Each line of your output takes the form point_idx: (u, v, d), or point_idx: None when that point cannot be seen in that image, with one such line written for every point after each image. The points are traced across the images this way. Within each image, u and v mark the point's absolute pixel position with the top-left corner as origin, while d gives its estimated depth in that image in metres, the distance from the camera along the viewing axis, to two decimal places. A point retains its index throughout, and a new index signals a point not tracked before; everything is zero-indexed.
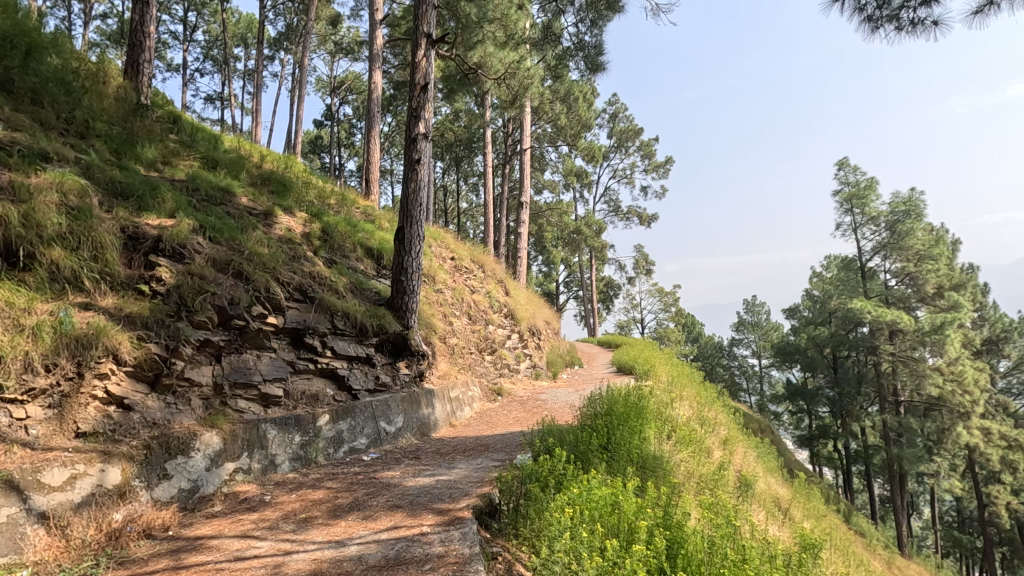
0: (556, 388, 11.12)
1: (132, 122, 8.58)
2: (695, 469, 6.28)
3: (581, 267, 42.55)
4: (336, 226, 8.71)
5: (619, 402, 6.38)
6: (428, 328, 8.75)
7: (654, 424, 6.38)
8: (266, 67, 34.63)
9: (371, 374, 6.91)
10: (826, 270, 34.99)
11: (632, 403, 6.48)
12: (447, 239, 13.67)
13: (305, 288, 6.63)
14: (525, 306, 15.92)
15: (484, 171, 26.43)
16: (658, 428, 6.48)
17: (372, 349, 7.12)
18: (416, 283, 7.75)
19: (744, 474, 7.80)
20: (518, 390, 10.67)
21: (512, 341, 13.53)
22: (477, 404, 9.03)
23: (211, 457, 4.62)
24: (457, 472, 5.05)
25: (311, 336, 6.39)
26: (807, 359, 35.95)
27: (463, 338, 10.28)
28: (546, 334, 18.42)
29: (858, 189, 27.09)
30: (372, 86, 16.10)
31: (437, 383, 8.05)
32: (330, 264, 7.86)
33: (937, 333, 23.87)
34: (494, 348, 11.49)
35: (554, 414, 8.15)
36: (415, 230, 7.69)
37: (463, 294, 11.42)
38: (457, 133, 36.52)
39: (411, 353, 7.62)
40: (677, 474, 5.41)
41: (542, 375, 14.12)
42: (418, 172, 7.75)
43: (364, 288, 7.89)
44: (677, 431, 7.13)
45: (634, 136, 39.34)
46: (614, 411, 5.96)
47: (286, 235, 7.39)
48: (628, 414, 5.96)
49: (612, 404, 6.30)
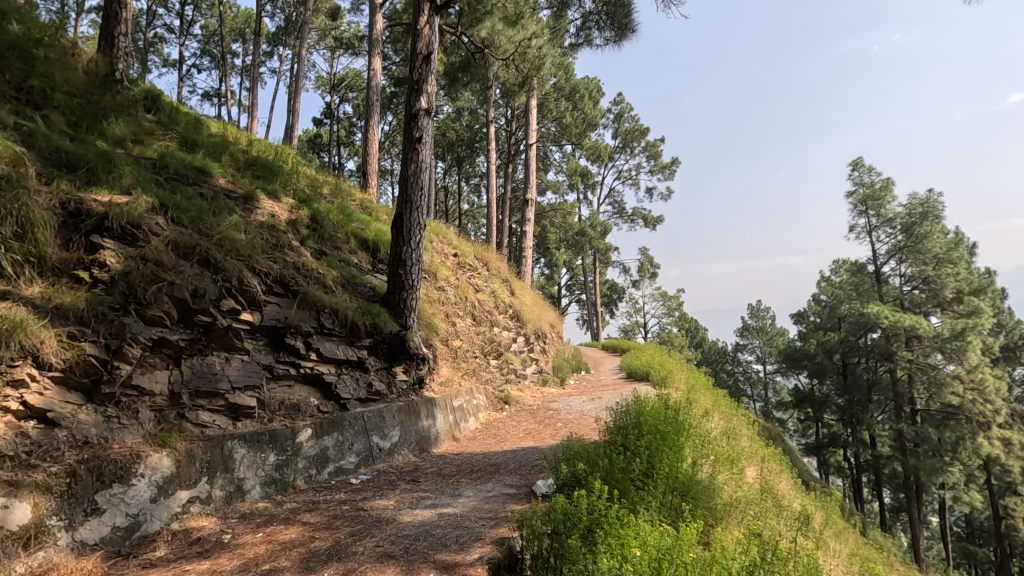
0: (567, 396, 10.21)
1: (101, 97, 7.66)
2: (740, 495, 5.38)
3: (584, 270, 41.64)
4: (328, 214, 7.82)
5: (652, 413, 5.47)
6: (429, 329, 7.86)
7: (692, 441, 5.45)
8: (264, 63, 33.80)
9: (363, 381, 6.00)
10: (835, 275, 34.12)
11: (668, 414, 5.55)
12: (449, 234, 12.80)
13: (286, 280, 5.72)
14: (531, 307, 14.99)
15: (487, 169, 25.64)
16: (696, 445, 5.56)
17: (365, 352, 6.21)
18: (416, 277, 6.84)
19: (784, 496, 6.91)
20: (526, 398, 9.75)
21: (518, 345, 12.62)
22: (482, 414, 8.12)
23: (158, 484, 3.72)
24: (464, 504, 4.13)
25: (293, 336, 5.49)
26: (816, 366, 35.04)
27: (467, 340, 9.39)
28: (551, 337, 17.49)
29: (873, 189, 26.28)
30: (372, 74, 15.22)
31: (438, 391, 7.13)
32: (319, 255, 6.96)
33: (958, 339, 23.06)
34: (500, 352, 10.59)
35: (570, 429, 7.23)
36: (415, 218, 6.79)
37: (467, 292, 10.53)
38: (460, 132, 35.69)
39: (409, 356, 6.71)
40: (727, 504, 4.53)
41: (549, 382, 13.21)
42: (419, 152, 6.86)
43: (357, 283, 6.99)
44: (714, 447, 6.22)
45: (639, 136, 38.52)
46: (650, 423, 5.04)
47: (268, 222, 6.49)
48: (667, 427, 5.04)
49: (644, 415, 5.38)
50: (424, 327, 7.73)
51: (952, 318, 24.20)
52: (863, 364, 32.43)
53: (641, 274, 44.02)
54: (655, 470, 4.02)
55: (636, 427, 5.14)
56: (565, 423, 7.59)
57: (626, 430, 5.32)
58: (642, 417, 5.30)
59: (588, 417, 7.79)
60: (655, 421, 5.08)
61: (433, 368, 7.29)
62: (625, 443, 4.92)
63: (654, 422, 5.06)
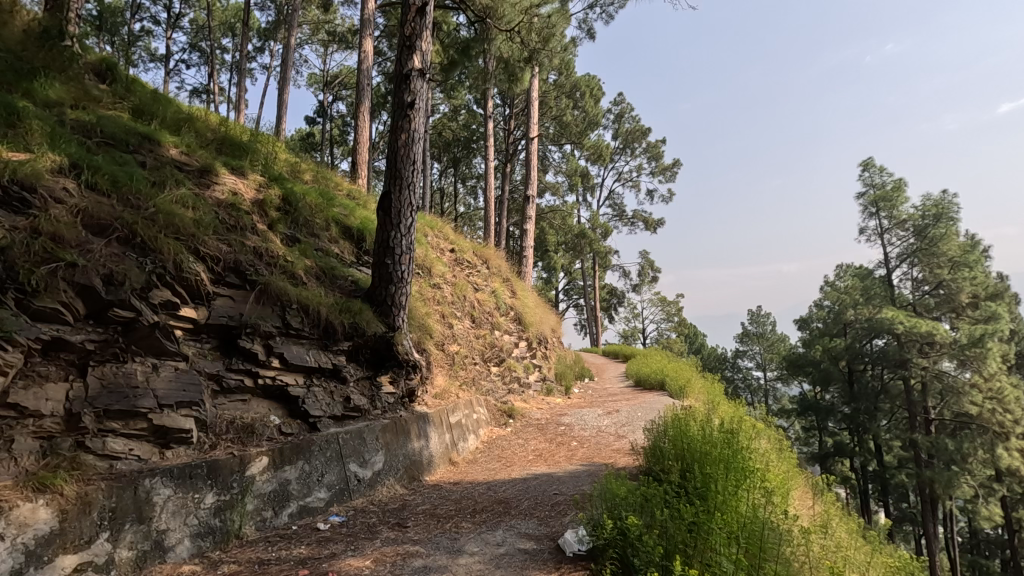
0: (578, 408, 9.07)
1: (39, 57, 6.51)
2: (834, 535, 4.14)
3: (583, 274, 40.53)
4: (306, 197, 6.70)
5: (712, 433, 4.30)
6: (423, 332, 6.76)
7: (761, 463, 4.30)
8: (254, 59, 32.64)
9: (338, 395, 4.85)
10: (839, 279, 33.17)
11: (731, 432, 4.39)
12: (446, 229, 11.69)
13: (242, 268, 4.59)
14: (533, 310, 13.88)
15: (485, 168, 24.51)
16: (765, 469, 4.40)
17: (342, 359, 5.08)
18: (405, 269, 5.73)
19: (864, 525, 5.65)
20: (532, 410, 8.62)
21: (520, 350, 11.51)
22: (483, 430, 7.00)
23: (27, 550, 2.56)
24: (466, 569, 3.00)
25: (249, 338, 4.36)
26: (821, 373, 33.67)
27: (466, 345, 8.28)
28: (553, 343, 16.34)
29: (885, 190, 25.42)
30: (362, 57, 14.13)
31: (432, 405, 5.99)
32: (291, 243, 5.84)
33: (977, 346, 22.23)
34: (502, 358, 9.46)
35: (588, 451, 6.13)
36: (406, 197, 5.70)
37: (465, 291, 9.40)
38: (456, 131, 34.61)
39: (397, 363, 5.57)
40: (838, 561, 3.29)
41: (554, 391, 12.05)
42: (411, 120, 5.78)
43: (336, 275, 5.85)
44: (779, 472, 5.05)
45: (640, 137, 37.53)
46: (714, 450, 3.90)
47: (228, 200, 5.34)
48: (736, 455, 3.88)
49: (701, 437, 4.22)
50: (418, 328, 6.62)
51: (969, 324, 23.32)
52: (871, 372, 31.29)
53: (640, 278, 42.96)
54: (731, 519, 2.89)
55: (695, 456, 3.99)
56: (579, 443, 6.50)
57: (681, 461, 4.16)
58: (700, 441, 4.14)
59: (606, 436, 6.70)
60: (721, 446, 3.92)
61: (426, 379, 6.18)
62: (684, 481, 3.75)
63: (719, 447, 3.91)
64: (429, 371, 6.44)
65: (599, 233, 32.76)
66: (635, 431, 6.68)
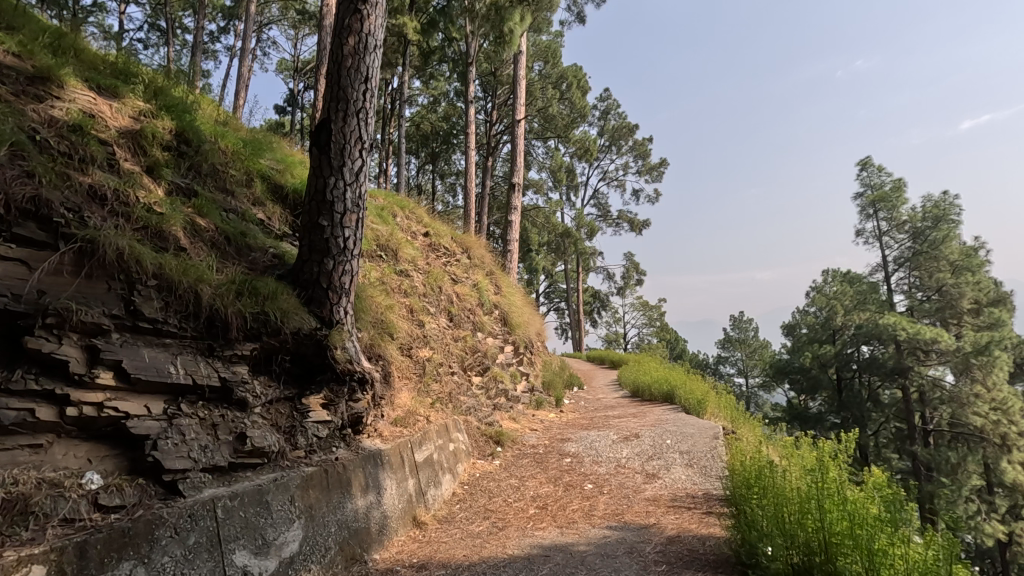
0: (580, 429, 7.26)
1: None
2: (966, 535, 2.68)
3: (565, 277, 38.83)
4: (218, 142, 4.75)
5: (830, 483, 2.70)
6: (381, 331, 4.90)
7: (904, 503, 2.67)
8: (217, 38, 30.05)
9: (229, 429, 2.94)
10: (828, 284, 32.07)
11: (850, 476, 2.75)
12: (419, 211, 9.79)
13: (54, 213, 2.67)
14: (520, 310, 12.10)
15: (464, 158, 22.64)
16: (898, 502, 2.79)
17: (241, 370, 3.17)
18: (351, 236, 3.85)
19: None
20: (524, 433, 6.80)
21: (505, 356, 9.70)
22: (463, 466, 5.16)
23: None
24: None
25: (54, 333, 2.44)
26: (809, 380, 32.06)
27: (441, 349, 6.43)
28: (538, 347, 14.54)
29: (884, 191, 24.39)
30: (326, 12, 12.17)
31: (389, 436, 4.12)
32: (182, 197, 3.95)
33: (983, 354, 21.34)
34: (486, 366, 7.62)
35: (612, 500, 4.36)
36: (352, 130, 3.86)
37: (441, 281, 7.52)
38: (434, 123, 32.66)
39: (335, 376, 3.71)
40: None
41: (544, 404, 10.26)
42: (363, 21, 3.94)
43: (245, 247, 3.95)
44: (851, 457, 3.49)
45: (627, 134, 36.03)
46: (868, 533, 2.28)
47: (75, 121, 3.43)
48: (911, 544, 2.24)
49: (819, 504, 2.62)
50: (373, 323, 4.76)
51: (972, 331, 22.39)
52: (862, 379, 30.04)
53: (625, 282, 41.42)
54: None
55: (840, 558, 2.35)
56: (596, 487, 4.73)
57: (813, 557, 2.52)
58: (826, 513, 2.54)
59: (631, 475, 4.93)
60: (878, 521, 2.30)
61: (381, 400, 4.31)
62: None
63: (873, 521, 2.31)
64: (386, 385, 4.58)
65: (583, 232, 31.14)
66: (669, 468, 4.92)
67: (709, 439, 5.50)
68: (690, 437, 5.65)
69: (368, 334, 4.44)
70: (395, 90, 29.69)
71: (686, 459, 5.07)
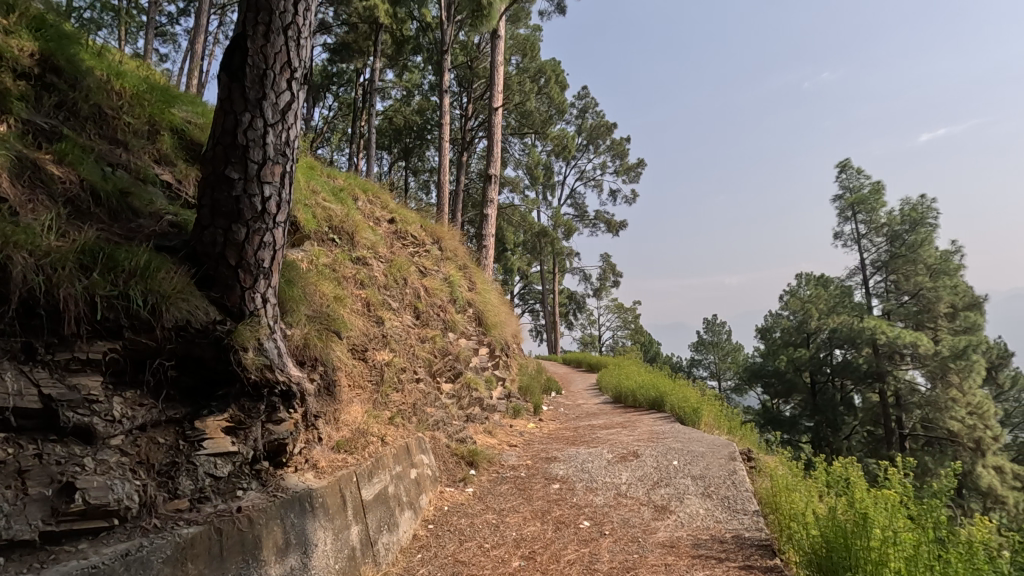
0: (565, 445, 6.29)
1: None
2: None
3: (540, 278, 37.92)
4: (112, 81, 3.66)
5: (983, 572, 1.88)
6: (324, 329, 3.85)
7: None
8: (175, 21, 28.17)
9: (52, 478, 1.88)
10: (803, 288, 31.91)
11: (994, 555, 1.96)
12: (385, 196, 8.70)
13: None
14: (495, 310, 11.10)
15: (437, 150, 21.52)
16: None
17: (85, 385, 2.10)
18: (271, 195, 2.77)
19: None
20: (502, 449, 5.80)
21: (479, 360, 8.70)
22: (428, 497, 4.13)
23: None
24: None
25: None
26: (784, 384, 31.76)
27: (404, 351, 5.39)
28: (514, 349, 13.54)
29: (862, 194, 24.32)
30: None
31: (327, 468, 3.06)
32: (40, 140, 2.87)
33: (960, 359, 21.23)
34: (458, 371, 6.60)
35: (618, 547, 3.40)
36: (275, 46, 2.78)
37: (407, 272, 6.47)
38: (407, 116, 31.43)
39: (246, 390, 2.65)
40: None
41: (521, 413, 9.31)
42: None
43: (122, 211, 2.86)
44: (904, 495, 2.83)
45: (605, 133, 35.32)
46: None
47: None
48: None
49: None
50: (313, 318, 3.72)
51: (950, 335, 22.32)
52: (836, 383, 29.89)
53: (600, 283, 40.70)
54: None
55: None
56: (596, 525, 3.76)
57: None
58: None
59: (636, 508, 3.99)
60: None
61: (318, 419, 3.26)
62: None
63: None
64: (327, 397, 3.53)
65: (560, 232, 30.30)
66: (682, 499, 4.00)
67: (724, 460, 4.61)
68: (701, 457, 4.75)
69: (303, 331, 3.38)
70: (367, 81, 28.34)
71: (702, 487, 4.15)
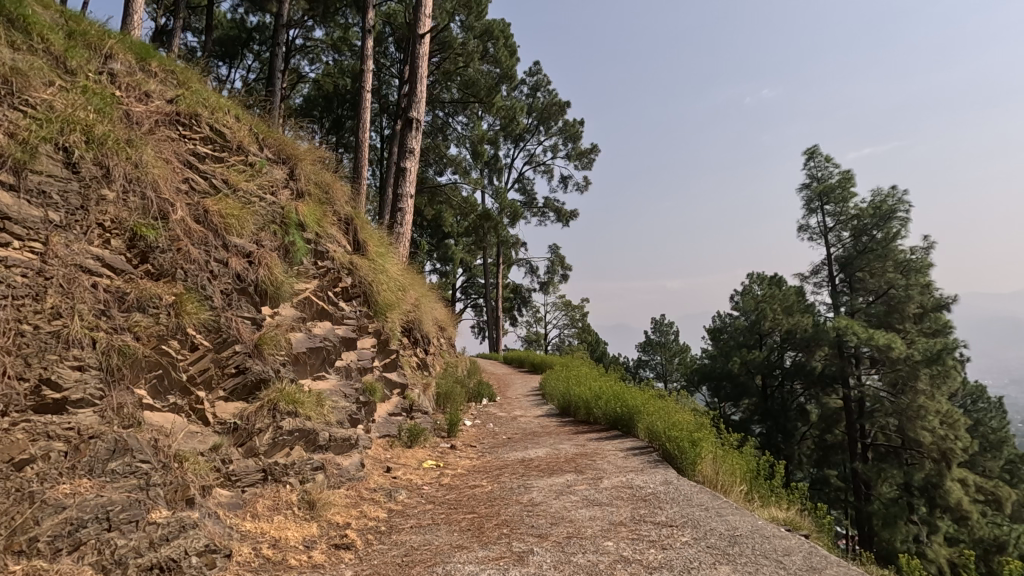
0: (463, 533, 2.97)
1: None
2: None
3: (484, 272, 34.56)
4: None
5: None
6: None
7: None
8: None
9: None
10: (756, 287, 30.09)
11: None
12: (190, 76, 5.08)
13: None
14: (399, 285, 7.73)
15: (360, 104, 17.72)
16: None
17: None
18: None
19: None
20: (304, 566, 2.42)
21: (349, 356, 5.32)
22: None
23: None
24: None
25: None
26: (734, 387, 29.10)
27: (0, 326, 2.00)
28: (436, 344, 10.22)
29: (831, 184, 22.47)
30: None
31: None
32: None
33: (934, 364, 19.51)
34: (245, 377, 3.19)
35: None
36: None
37: (134, 158, 3.03)
38: (337, 81, 27.14)
39: None
40: None
41: (420, 438, 5.99)
42: None
43: None
44: None
45: (557, 113, 32.34)
46: None
47: None
48: None
49: None
50: None
51: (921, 337, 20.71)
52: (789, 387, 28.07)
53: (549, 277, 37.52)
54: None
55: None
56: None
57: None
58: None
59: None
60: None
61: None
62: None
63: None
64: None
65: (506, 216, 27.00)
66: None
67: None
68: None
69: None
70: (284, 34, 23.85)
71: None
